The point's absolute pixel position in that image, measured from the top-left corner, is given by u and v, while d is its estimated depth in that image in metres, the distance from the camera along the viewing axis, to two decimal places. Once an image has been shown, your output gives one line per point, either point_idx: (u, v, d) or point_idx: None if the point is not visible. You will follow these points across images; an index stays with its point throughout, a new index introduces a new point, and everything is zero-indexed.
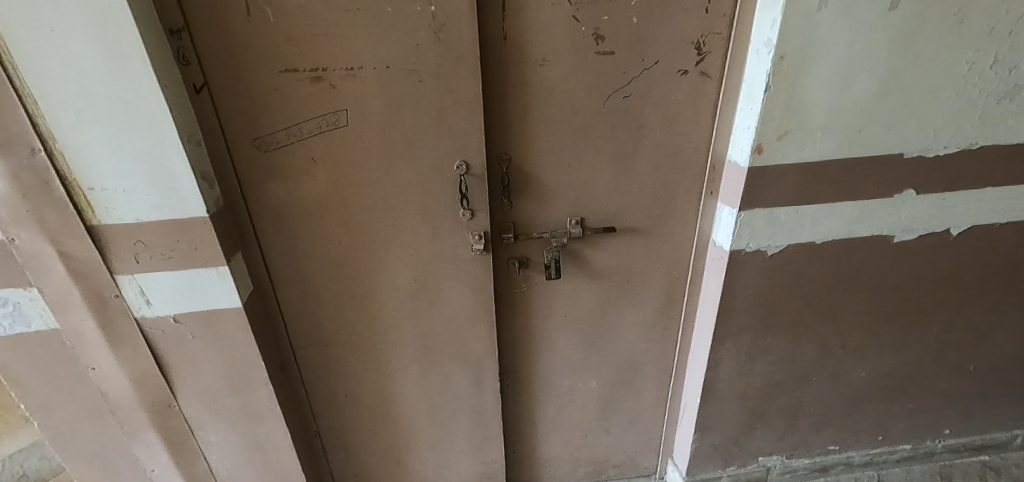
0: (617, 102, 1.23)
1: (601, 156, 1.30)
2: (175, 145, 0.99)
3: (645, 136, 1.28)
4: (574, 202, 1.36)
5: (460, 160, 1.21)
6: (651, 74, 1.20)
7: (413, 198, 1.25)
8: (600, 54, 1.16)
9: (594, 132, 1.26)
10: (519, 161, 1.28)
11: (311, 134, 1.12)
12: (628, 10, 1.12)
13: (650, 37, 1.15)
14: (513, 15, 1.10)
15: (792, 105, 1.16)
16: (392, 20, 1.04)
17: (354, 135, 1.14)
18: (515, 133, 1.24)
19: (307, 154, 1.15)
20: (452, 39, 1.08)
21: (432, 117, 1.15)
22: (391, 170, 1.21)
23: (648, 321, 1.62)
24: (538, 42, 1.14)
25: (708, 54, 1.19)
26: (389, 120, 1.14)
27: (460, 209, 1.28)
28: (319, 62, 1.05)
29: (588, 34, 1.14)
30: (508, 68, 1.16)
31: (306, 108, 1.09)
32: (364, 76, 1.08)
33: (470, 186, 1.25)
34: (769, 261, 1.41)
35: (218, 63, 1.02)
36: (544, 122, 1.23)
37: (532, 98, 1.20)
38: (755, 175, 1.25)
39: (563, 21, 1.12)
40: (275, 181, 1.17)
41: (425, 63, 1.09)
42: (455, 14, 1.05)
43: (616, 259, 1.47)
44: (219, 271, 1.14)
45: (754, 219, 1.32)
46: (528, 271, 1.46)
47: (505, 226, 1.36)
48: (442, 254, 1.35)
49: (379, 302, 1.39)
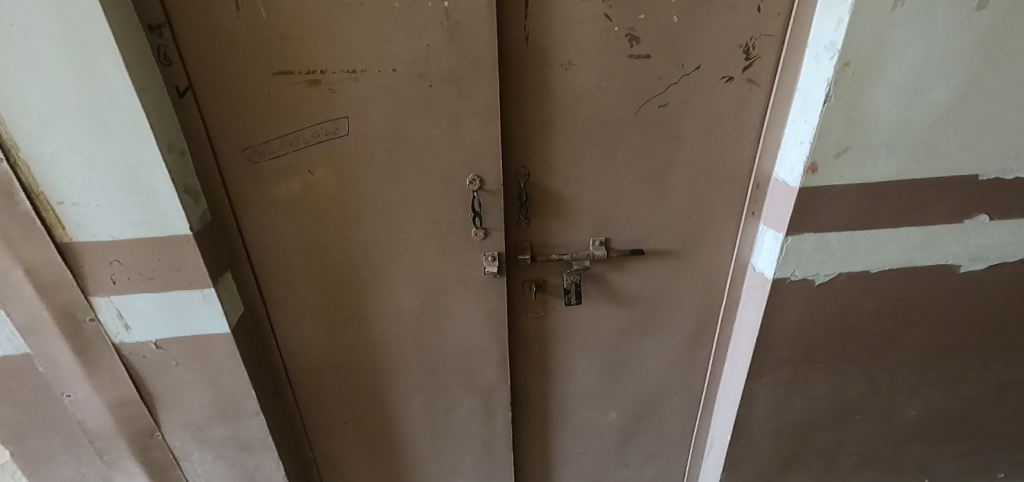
0: (651, 112, 1.09)
1: (631, 172, 1.16)
2: (154, 156, 0.88)
3: (682, 149, 1.14)
4: (598, 220, 1.23)
5: (473, 174, 1.09)
6: (690, 81, 1.06)
7: (420, 215, 1.13)
8: (633, 58, 1.03)
9: (624, 144, 1.13)
10: (539, 176, 1.15)
11: (308, 143, 1.01)
12: (668, 8, 0.98)
13: (692, 38, 1.01)
14: (537, 12, 0.97)
15: (854, 118, 1.01)
16: (401, 17, 0.92)
17: (356, 145, 1.02)
18: (535, 144, 1.11)
19: (305, 166, 1.03)
20: (467, 38, 0.95)
21: (444, 126, 1.03)
22: (396, 183, 1.08)
23: (676, 351, 1.47)
24: (564, 43, 1.00)
25: (758, 58, 1.04)
26: (395, 129, 1.02)
27: (472, 228, 1.15)
28: (317, 64, 0.94)
29: (621, 35, 1.00)
30: (529, 73, 1.03)
31: (303, 116, 0.98)
32: (368, 80, 0.96)
33: (483, 202, 1.12)
34: (816, 291, 1.26)
35: (204, 63, 0.91)
36: (568, 134, 1.10)
37: (555, 107, 1.07)
38: (808, 196, 1.10)
39: (593, 21, 0.99)
40: (268, 195, 1.05)
41: (437, 66, 0.97)
42: (472, 12, 0.93)
43: (642, 283, 1.33)
44: (205, 293, 1.03)
45: (803, 244, 1.17)
46: (545, 295, 1.33)
47: (522, 246, 1.23)
48: (451, 275, 1.22)
49: (382, 326, 1.27)
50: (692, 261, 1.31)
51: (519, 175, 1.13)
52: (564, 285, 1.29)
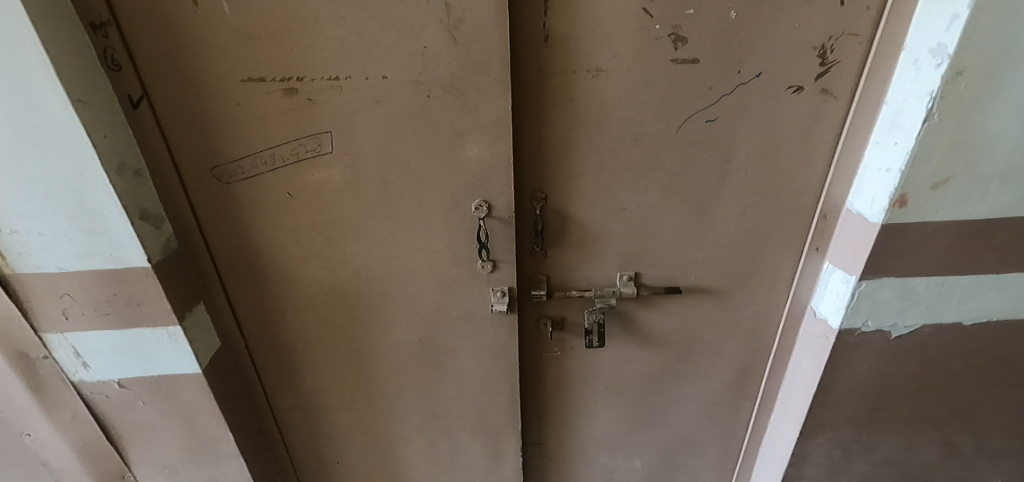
0: (697, 128, 0.90)
1: (669, 198, 0.97)
2: (99, 179, 0.74)
3: (731, 172, 0.94)
4: (627, 252, 1.04)
5: (480, 199, 0.93)
6: (747, 91, 0.86)
7: (418, 243, 0.97)
8: (677, 62, 0.83)
9: (661, 165, 0.94)
10: (559, 200, 0.98)
11: (286, 162, 0.86)
12: (725, 2, 0.79)
13: (752, 40, 0.81)
14: (560, 6, 0.79)
15: (962, 141, 0.79)
16: (392, 13, 0.75)
17: (341, 164, 0.87)
18: (555, 164, 0.93)
19: (283, 188, 0.89)
20: (472, 39, 0.78)
21: (445, 143, 0.86)
22: (390, 208, 0.93)
23: (714, 399, 1.27)
24: (592, 45, 0.82)
25: (835, 64, 0.83)
26: (388, 146, 0.86)
27: (478, 260, 0.99)
28: (293, 70, 0.78)
29: (663, 34, 0.81)
30: (548, 81, 0.85)
31: (278, 130, 0.83)
32: (354, 90, 0.80)
33: (491, 232, 0.96)
34: (890, 344, 1.04)
35: (162, 69, 0.77)
36: (594, 153, 0.92)
37: (579, 121, 0.89)
38: (891, 234, 0.89)
39: (629, 18, 0.80)
40: (243, 219, 0.92)
41: (435, 72, 0.80)
42: (478, 7, 0.75)
43: (677, 324, 1.14)
44: (170, 330, 0.90)
45: (880, 290, 0.96)
46: (563, 333, 1.16)
47: (537, 280, 1.06)
48: (454, 311, 1.06)
49: (375, 362, 1.12)
50: (738, 301, 1.11)
51: (535, 200, 0.96)
52: (584, 325, 1.11)
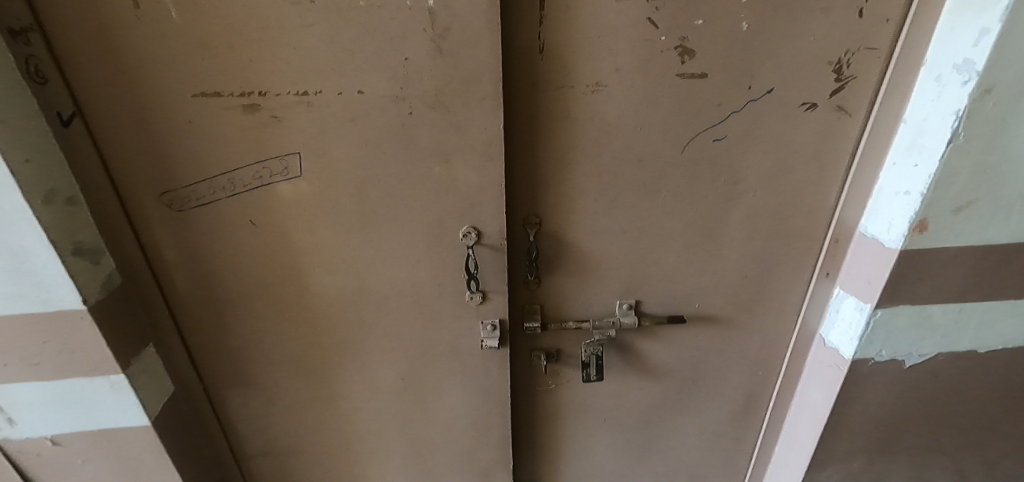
0: (704, 147, 0.83)
1: (673, 221, 0.90)
2: (20, 209, 0.63)
3: (739, 193, 0.88)
4: (627, 279, 0.97)
5: (469, 226, 0.84)
6: (758, 108, 0.79)
7: (400, 273, 0.88)
8: (684, 77, 0.76)
9: (665, 186, 0.87)
10: (555, 224, 0.90)
11: (248, 187, 0.76)
12: (738, 12, 0.72)
13: (765, 54, 0.75)
14: (557, 15, 0.71)
15: (987, 163, 0.74)
16: (368, 20, 0.66)
17: (311, 188, 0.77)
18: (550, 186, 0.85)
19: (245, 215, 0.78)
20: (460, 50, 0.69)
21: (429, 165, 0.77)
22: (368, 236, 0.83)
23: (717, 431, 1.20)
24: (593, 57, 0.74)
25: (852, 80, 0.77)
26: (365, 168, 0.77)
27: (467, 291, 0.90)
28: (255, 84, 0.69)
29: (670, 47, 0.74)
30: (543, 97, 0.77)
31: (238, 151, 0.73)
32: (325, 106, 0.71)
33: (481, 260, 0.87)
34: (903, 373, 0.98)
35: (99, 82, 0.67)
36: (593, 174, 0.85)
37: (577, 140, 0.81)
38: (910, 260, 0.83)
39: (633, 29, 0.72)
40: (199, 250, 0.81)
41: (418, 87, 0.71)
42: (466, 15, 0.67)
43: (679, 353, 1.07)
44: (112, 380, 0.78)
45: (895, 318, 0.90)
46: (558, 365, 1.07)
47: (530, 310, 0.98)
48: (439, 345, 0.97)
49: (352, 403, 1.01)
50: (744, 328, 1.04)
51: (529, 225, 0.88)
52: (581, 357, 1.03)
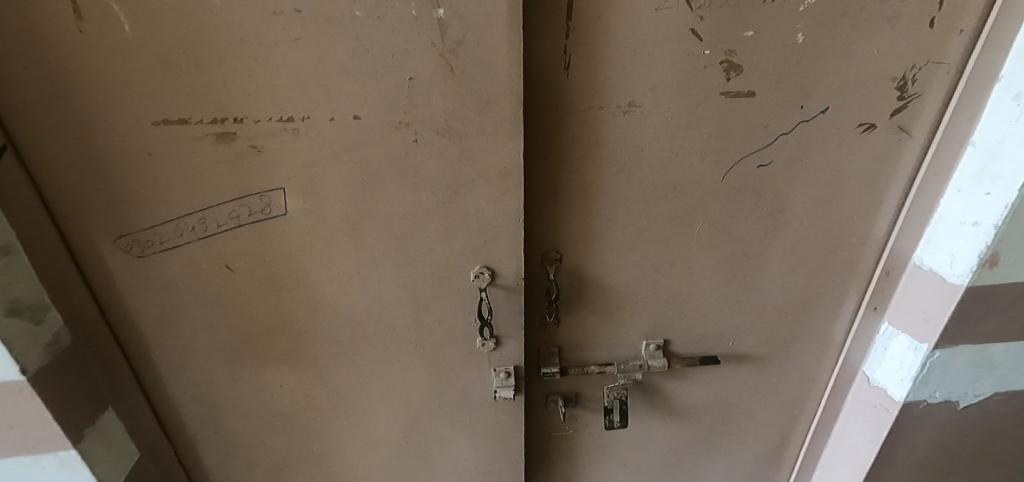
0: (747, 173, 0.74)
1: (708, 254, 0.81)
2: None
3: (783, 223, 0.79)
4: (655, 317, 0.87)
5: (481, 266, 0.73)
6: (810, 129, 0.71)
7: (402, 319, 0.76)
8: (728, 96, 0.67)
9: (701, 217, 0.77)
10: (577, 260, 0.79)
11: (223, 228, 0.64)
12: (791, 23, 0.63)
13: (819, 71, 0.66)
14: (587, 26, 0.61)
15: None
16: (366, 33, 0.55)
17: (299, 228, 0.66)
18: (573, 219, 0.75)
19: (220, 261, 0.66)
20: (475, 68, 0.59)
21: (437, 199, 0.67)
22: (365, 279, 0.72)
23: (747, 474, 1.10)
24: (626, 74, 0.65)
25: (915, 98, 0.69)
26: (362, 204, 0.66)
27: (478, 337, 0.79)
28: (229, 109, 0.57)
29: (714, 62, 0.65)
30: (569, 120, 0.67)
31: (209, 188, 0.61)
32: (315, 134, 0.60)
33: (495, 303, 0.77)
34: (957, 416, 0.90)
35: (37, 108, 0.55)
36: (622, 204, 0.75)
37: (605, 167, 0.71)
38: (976, 298, 0.75)
39: (673, 42, 0.63)
40: (164, 299, 0.69)
41: (426, 111, 0.60)
42: (483, 27, 0.56)
43: (709, 394, 0.97)
44: (61, 457, 0.65)
45: (953, 358, 0.82)
46: (576, 410, 0.96)
47: (547, 353, 0.87)
48: (446, 396, 0.85)
49: (346, 463, 0.89)
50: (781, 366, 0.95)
51: (549, 262, 0.78)
52: (603, 402, 0.92)
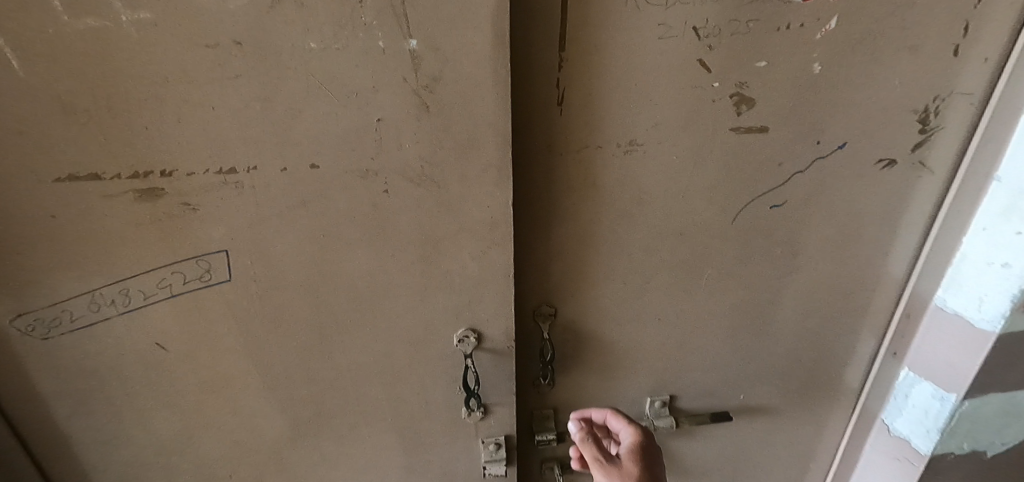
0: (759, 215, 0.67)
1: (717, 301, 0.73)
2: None
3: (797, 266, 0.72)
4: (660, 372, 0.78)
5: (466, 329, 0.63)
6: (827, 166, 0.64)
7: (374, 393, 0.65)
8: (739, 131, 0.60)
9: (710, 263, 0.69)
10: (573, 314, 0.70)
11: (149, 300, 0.53)
12: (807, 53, 0.57)
13: (835, 104, 0.60)
14: (582, 57, 0.53)
15: None
16: (321, 68, 0.46)
17: (247, 295, 0.55)
18: (569, 269, 0.66)
19: (147, 339, 0.54)
20: (454, 107, 0.50)
21: (413, 255, 0.57)
22: (328, 349, 0.61)
23: None
24: (626, 111, 0.57)
25: (937, 131, 0.64)
26: (323, 264, 0.56)
27: (463, 407, 0.69)
28: (152, 161, 0.46)
29: (723, 95, 0.58)
30: (562, 161, 0.59)
31: (131, 254, 0.50)
32: (263, 187, 0.50)
33: (482, 369, 0.67)
34: (983, 465, 0.83)
35: None
36: (623, 252, 0.66)
37: (604, 212, 0.63)
38: (1008, 343, 0.68)
39: (678, 75, 0.56)
40: (72, 390, 0.55)
41: (396, 157, 0.51)
42: (463, 59, 0.48)
43: (718, 450, 0.88)
44: None
45: (984, 407, 0.75)
46: (574, 477, 0.86)
47: (542, 417, 0.77)
48: (428, 473, 0.74)
49: None
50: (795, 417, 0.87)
51: (542, 319, 0.69)
52: None
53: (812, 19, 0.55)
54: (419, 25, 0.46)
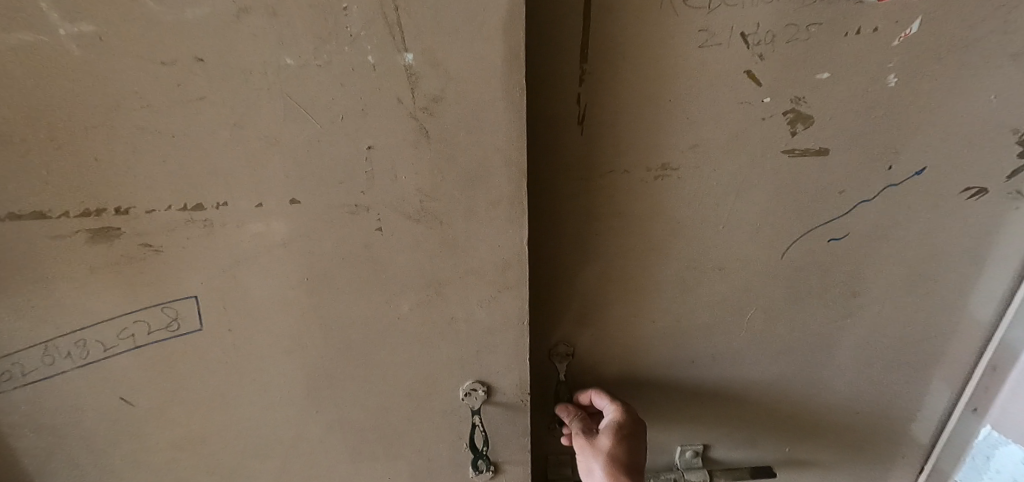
0: (815, 252, 0.57)
1: (762, 346, 0.63)
2: None
3: (858, 309, 0.61)
4: (692, 421, 0.69)
5: (474, 381, 0.55)
6: (900, 195, 0.54)
7: (370, 451, 0.57)
8: (791, 154, 0.51)
9: (756, 305, 0.60)
10: (594, 357, 0.62)
11: (111, 352, 0.46)
12: (882, 63, 0.47)
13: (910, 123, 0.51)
14: (610, 71, 0.45)
15: None
16: (300, 88, 0.39)
17: (222, 346, 0.48)
18: (591, 311, 0.58)
19: (107, 394, 0.48)
20: (458, 133, 0.42)
21: (412, 301, 0.49)
22: (315, 404, 0.53)
23: None
24: (660, 131, 0.48)
25: None
26: (308, 311, 0.48)
27: (471, 467, 0.60)
28: (107, 197, 0.40)
29: (776, 113, 0.48)
30: (581, 188, 0.51)
31: (89, 301, 0.43)
32: (237, 226, 0.43)
33: (492, 426, 0.58)
34: None
35: None
36: (651, 291, 0.57)
37: (632, 246, 0.54)
38: None
39: (722, 91, 0.47)
40: (26, 451, 0.49)
41: (391, 190, 0.43)
42: (469, 76, 0.40)
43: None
44: None
45: None
46: None
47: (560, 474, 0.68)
48: None
49: None
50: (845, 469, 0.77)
51: (559, 358, 0.61)
52: None
53: (890, 22, 0.45)
54: (416, 35, 0.38)
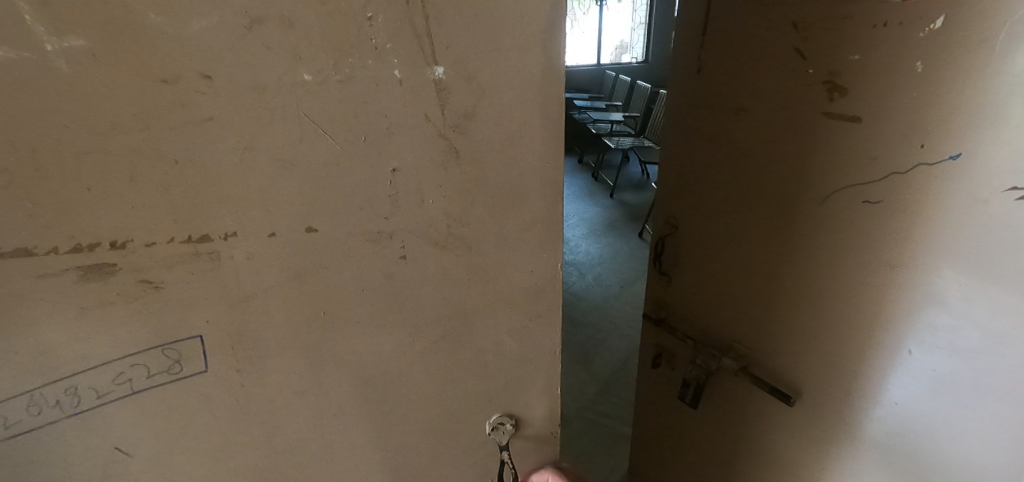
0: (841, 213, 0.70)
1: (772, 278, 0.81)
2: None
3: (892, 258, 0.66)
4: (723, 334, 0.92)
5: (503, 415, 0.52)
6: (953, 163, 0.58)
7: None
8: (833, 116, 0.67)
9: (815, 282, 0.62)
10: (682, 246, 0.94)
11: (105, 400, 0.40)
12: (930, 58, 0.57)
13: (955, 87, 0.56)
14: None
15: None
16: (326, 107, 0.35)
17: (231, 388, 0.43)
18: (671, 222, 0.95)
19: (101, 448, 0.42)
20: (489, 151, 0.39)
21: (437, 334, 0.46)
22: (329, 448, 0.49)
23: None
24: (741, 84, 0.75)
25: None
26: (324, 349, 0.44)
27: None
28: (100, 230, 0.35)
29: (816, 81, 0.67)
30: (688, 111, 0.85)
31: (77, 348, 0.37)
32: (247, 257, 0.38)
33: (517, 457, 0.56)
34: None
35: None
36: (716, 205, 0.85)
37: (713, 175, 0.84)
38: None
39: (778, 70, 0.71)
40: None
41: (417, 217, 0.40)
42: (503, 92, 0.37)
43: (765, 420, 0.92)
44: None
45: None
46: None
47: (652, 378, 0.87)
48: None
49: None
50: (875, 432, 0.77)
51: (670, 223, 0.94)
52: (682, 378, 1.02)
53: (913, 17, 0.57)
54: (447, 47, 0.35)
